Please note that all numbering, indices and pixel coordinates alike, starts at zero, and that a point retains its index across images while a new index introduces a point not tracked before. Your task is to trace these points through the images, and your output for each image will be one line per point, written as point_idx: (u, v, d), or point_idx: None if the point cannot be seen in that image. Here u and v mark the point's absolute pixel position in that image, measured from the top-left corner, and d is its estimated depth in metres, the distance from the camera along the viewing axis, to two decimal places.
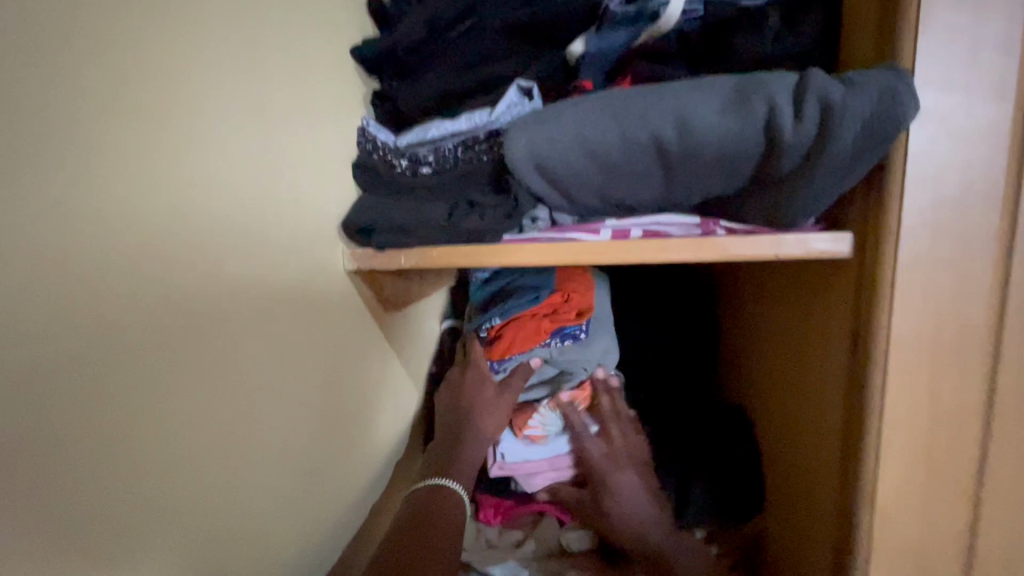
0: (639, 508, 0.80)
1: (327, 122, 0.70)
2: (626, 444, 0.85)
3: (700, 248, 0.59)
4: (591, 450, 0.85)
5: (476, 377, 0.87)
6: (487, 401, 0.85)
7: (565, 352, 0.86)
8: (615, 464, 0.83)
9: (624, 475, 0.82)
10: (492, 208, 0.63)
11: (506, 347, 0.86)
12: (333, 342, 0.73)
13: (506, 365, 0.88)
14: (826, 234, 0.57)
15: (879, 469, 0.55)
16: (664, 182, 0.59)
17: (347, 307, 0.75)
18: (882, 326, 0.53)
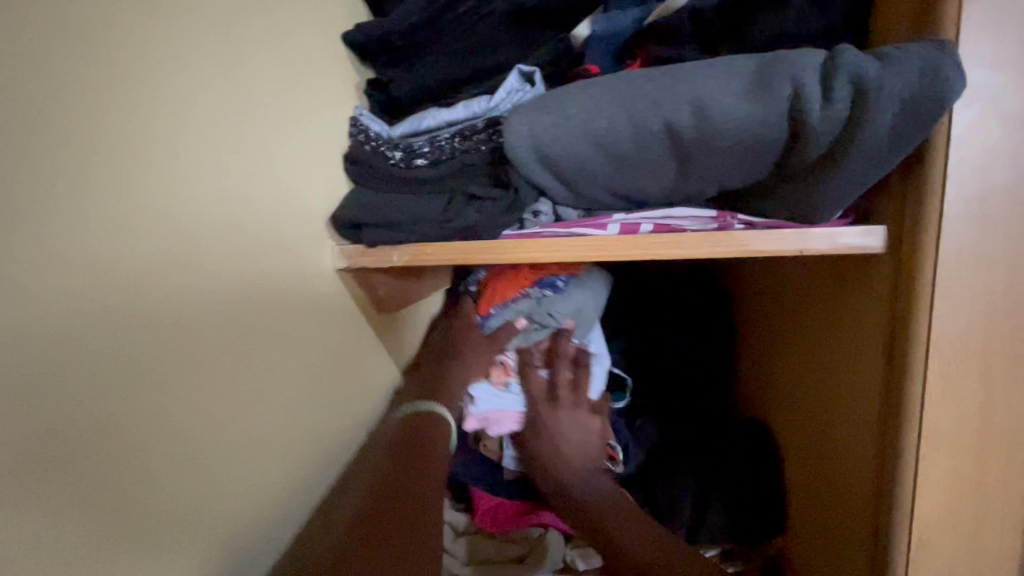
0: (566, 450, 0.79)
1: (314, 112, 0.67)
2: (574, 389, 0.80)
3: (717, 244, 0.54)
4: (537, 388, 0.81)
5: (465, 326, 0.82)
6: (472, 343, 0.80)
7: (545, 302, 0.77)
8: (558, 407, 0.79)
9: (560, 417, 0.79)
10: (490, 201, 0.59)
11: (489, 302, 0.81)
12: (324, 346, 0.69)
13: (494, 318, 0.80)
14: (855, 228, 0.52)
15: (918, 487, 0.50)
16: (677, 173, 0.54)
17: (339, 309, 0.72)
18: (921, 329, 0.48)
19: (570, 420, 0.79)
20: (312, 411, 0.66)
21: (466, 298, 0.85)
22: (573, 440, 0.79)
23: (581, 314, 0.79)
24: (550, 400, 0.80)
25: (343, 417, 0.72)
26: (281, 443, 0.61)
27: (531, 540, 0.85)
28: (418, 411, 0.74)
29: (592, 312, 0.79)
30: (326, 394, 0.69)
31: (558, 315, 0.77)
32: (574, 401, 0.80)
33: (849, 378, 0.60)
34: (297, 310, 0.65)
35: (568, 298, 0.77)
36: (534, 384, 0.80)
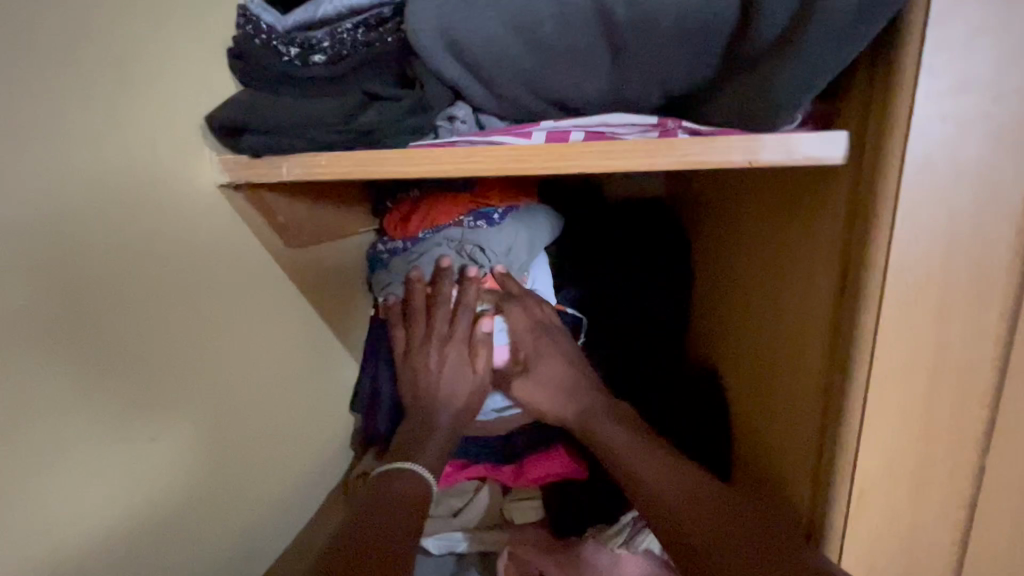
0: (563, 390, 0.73)
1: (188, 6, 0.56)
2: (549, 323, 0.75)
3: (657, 153, 0.46)
4: (483, 363, 0.76)
5: (423, 326, 0.75)
6: (418, 306, 0.75)
7: (475, 241, 0.74)
8: (540, 359, 0.74)
9: (544, 365, 0.74)
10: (395, 104, 0.50)
11: (421, 224, 0.76)
12: (212, 278, 0.64)
13: (423, 264, 0.76)
14: (815, 135, 0.44)
15: (862, 430, 0.46)
16: (615, 67, 0.46)
17: (229, 241, 0.66)
18: (880, 254, 0.42)
19: (552, 361, 0.74)
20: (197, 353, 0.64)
21: (413, 271, 0.75)
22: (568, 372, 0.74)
23: (510, 253, 0.75)
24: (529, 355, 0.74)
25: (237, 360, 0.69)
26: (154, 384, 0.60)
27: (468, 493, 0.83)
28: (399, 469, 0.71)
29: (524, 248, 0.76)
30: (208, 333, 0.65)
31: (487, 253, 0.74)
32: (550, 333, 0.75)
33: (798, 317, 0.54)
34: (179, 242, 0.60)
35: (502, 233, 0.75)
36: (480, 367, 0.75)
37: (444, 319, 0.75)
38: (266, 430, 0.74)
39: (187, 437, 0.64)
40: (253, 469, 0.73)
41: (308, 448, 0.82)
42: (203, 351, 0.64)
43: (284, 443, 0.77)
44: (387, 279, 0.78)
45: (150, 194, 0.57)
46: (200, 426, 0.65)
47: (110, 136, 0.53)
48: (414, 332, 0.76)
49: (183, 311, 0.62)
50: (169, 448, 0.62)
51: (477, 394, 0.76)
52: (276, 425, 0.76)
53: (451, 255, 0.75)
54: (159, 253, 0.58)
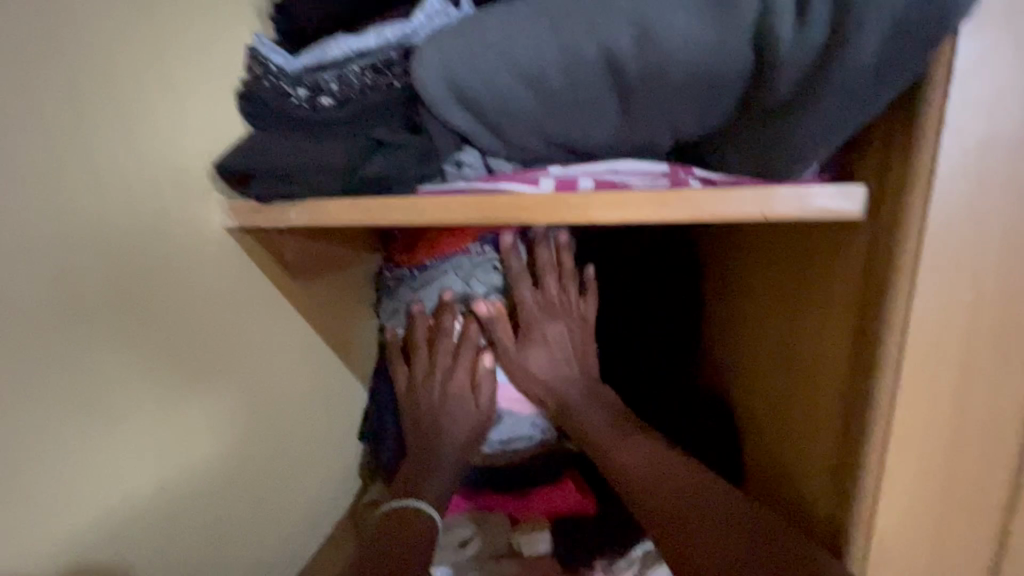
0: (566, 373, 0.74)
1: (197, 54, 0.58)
2: (552, 303, 0.72)
3: (668, 203, 0.45)
4: (487, 395, 0.75)
5: (426, 360, 0.76)
6: (421, 340, 0.76)
7: (479, 272, 0.75)
8: (535, 342, 0.73)
9: (544, 350, 0.73)
10: (401, 150, 0.49)
11: (427, 252, 0.77)
12: (224, 314, 0.65)
13: (425, 298, 0.78)
14: (830, 187, 0.43)
15: (879, 491, 0.44)
16: (623, 117, 0.45)
17: (240, 276, 0.66)
18: (899, 313, 0.41)
19: (548, 347, 0.73)
20: (207, 389, 0.65)
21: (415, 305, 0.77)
22: (563, 360, 0.74)
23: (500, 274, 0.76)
24: (523, 336, 0.73)
25: (247, 392, 0.70)
26: (163, 423, 0.61)
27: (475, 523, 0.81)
28: (402, 505, 0.71)
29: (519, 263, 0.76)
30: (219, 368, 0.66)
31: (476, 280, 0.75)
32: (553, 315, 0.73)
33: (813, 363, 0.53)
34: (189, 282, 0.61)
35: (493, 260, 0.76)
36: (482, 398, 0.75)
37: (446, 351, 0.75)
38: (276, 459, 0.75)
39: (197, 472, 0.65)
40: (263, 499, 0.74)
41: (317, 475, 0.83)
42: (213, 386, 0.65)
43: (294, 472, 0.78)
44: (394, 305, 0.82)
45: (162, 238, 0.58)
46: (209, 460, 0.66)
47: (124, 185, 0.54)
48: (417, 368, 0.77)
49: (193, 349, 0.62)
50: (180, 482, 0.63)
51: (476, 427, 0.75)
52: (287, 454, 0.77)
53: (453, 288, 0.76)
54: (170, 294, 0.59)
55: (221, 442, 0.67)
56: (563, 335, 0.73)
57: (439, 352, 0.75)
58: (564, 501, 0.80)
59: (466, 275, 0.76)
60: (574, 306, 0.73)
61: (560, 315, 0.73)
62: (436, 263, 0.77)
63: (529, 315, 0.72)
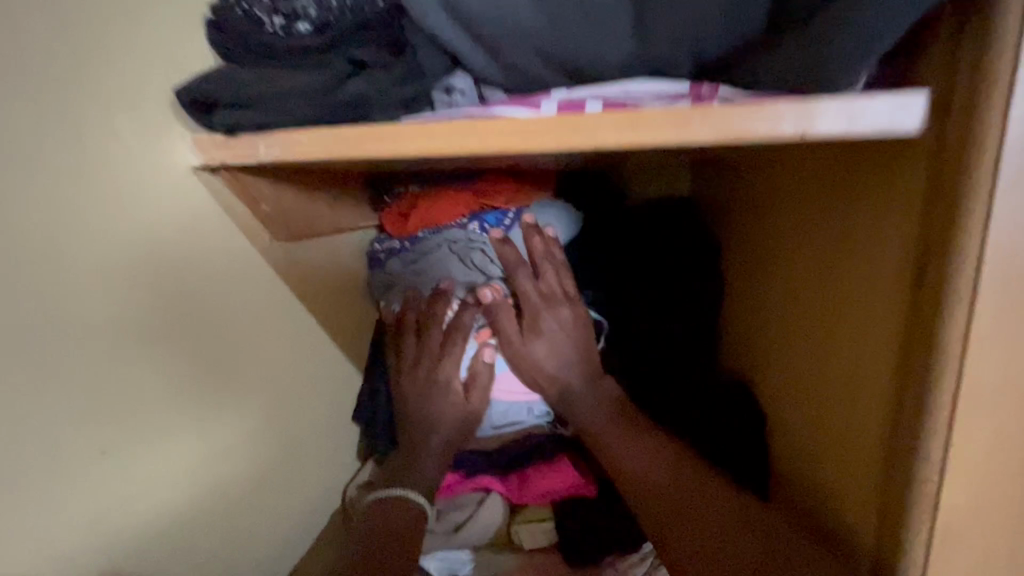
0: (569, 361, 0.67)
1: None
2: (551, 292, 0.67)
3: (690, 122, 0.38)
4: (479, 392, 0.70)
5: (415, 345, 0.71)
6: (409, 326, 0.72)
7: (475, 255, 0.70)
8: (538, 335, 0.67)
9: (546, 340, 0.67)
10: (385, 74, 0.44)
11: (418, 221, 0.71)
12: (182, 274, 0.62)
13: (419, 282, 0.72)
14: (886, 99, 0.36)
15: (949, 452, 0.37)
16: (636, 22, 0.39)
17: (197, 236, 0.62)
18: (972, 238, 0.34)
19: (550, 340, 0.67)
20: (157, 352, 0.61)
21: (409, 290, 0.72)
22: (568, 351, 0.67)
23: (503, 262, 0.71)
24: (525, 330, 0.67)
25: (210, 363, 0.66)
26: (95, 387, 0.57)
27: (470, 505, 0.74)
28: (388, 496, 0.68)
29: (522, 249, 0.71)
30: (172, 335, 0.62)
31: (474, 268, 0.70)
32: (554, 305, 0.67)
33: (858, 320, 0.46)
34: (133, 235, 0.58)
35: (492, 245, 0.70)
36: (475, 395, 0.70)
37: (437, 340, 0.70)
38: (248, 438, 0.71)
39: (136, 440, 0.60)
40: (226, 476, 0.69)
41: (300, 460, 0.77)
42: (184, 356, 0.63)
43: (270, 452, 0.73)
44: (385, 280, 0.74)
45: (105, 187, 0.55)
46: (153, 431, 0.62)
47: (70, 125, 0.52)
48: (406, 357, 0.72)
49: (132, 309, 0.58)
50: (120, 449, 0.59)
51: (465, 421, 0.71)
52: (259, 434, 0.72)
53: (449, 275, 0.71)
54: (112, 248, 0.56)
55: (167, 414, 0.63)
56: (564, 323, 0.67)
57: (432, 344, 0.70)
58: (560, 487, 0.71)
59: (462, 261, 0.71)
60: (573, 294, 0.68)
61: (560, 302, 0.67)
62: (429, 234, 0.71)
63: (528, 306, 0.67)
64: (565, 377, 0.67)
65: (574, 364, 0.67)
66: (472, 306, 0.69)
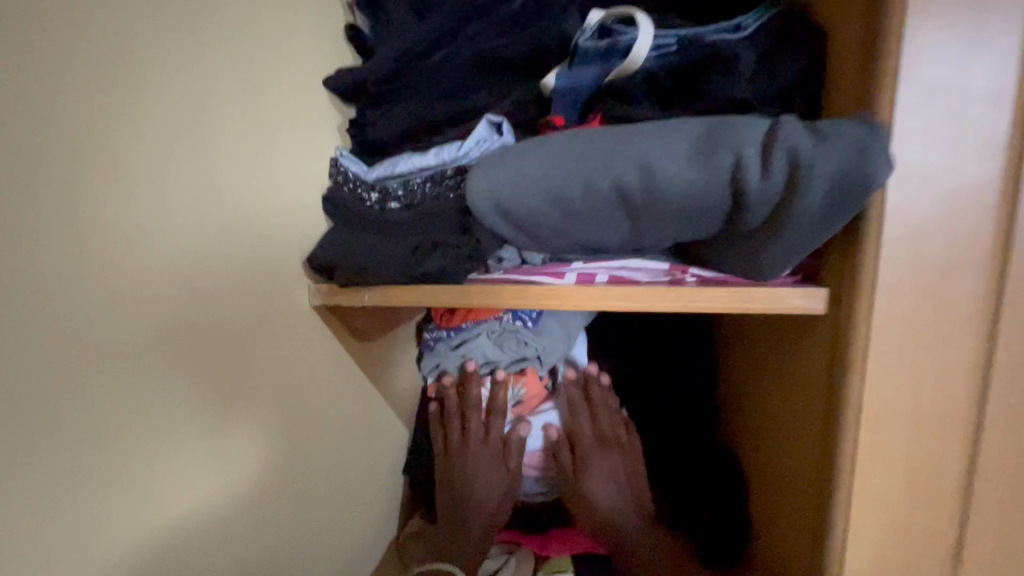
0: (618, 492, 0.84)
1: (301, 148, 0.72)
2: (606, 435, 0.85)
3: (666, 300, 0.57)
4: (514, 464, 0.87)
5: (460, 432, 0.88)
6: (458, 405, 0.88)
7: (508, 341, 0.84)
8: (588, 468, 0.84)
9: (602, 472, 0.84)
10: (454, 248, 0.62)
11: (462, 318, 0.86)
12: (142, 282, 0.55)
13: (455, 361, 0.88)
14: (800, 289, 0.53)
15: (848, 535, 0.51)
16: (630, 226, 0.56)
17: (210, 280, 0.61)
18: (854, 391, 0.50)
19: (602, 474, 0.84)
20: (184, 372, 0.59)
21: (445, 372, 0.88)
22: (618, 482, 0.84)
23: (542, 345, 0.85)
24: (582, 464, 0.85)
25: (214, 396, 0.63)
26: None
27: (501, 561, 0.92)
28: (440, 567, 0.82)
29: (558, 339, 0.86)
30: (195, 365, 0.60)
31: (510, 349, 0.84)
32: (608, 450, 0.85)
33: (794, 427, 0.62)
34: (89, 222, 0.51)
35: (536, 334, 0.85)
36: (512, 466, 0.86)
37: (478, 419, 0.86)
38: (262, 477, 0.69)
39: (94, 455, 0.52)
40: (167, 516, 0.58)
41: (331, 522, 0.82)
42: (234, 421, 0.65)
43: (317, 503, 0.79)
44: (430, 362, 0.90)
45: (90, 164, 0.51)
46: (88, 434, 0.51)
47: (88, 103, 0.51)
48: (453, 429, 0.88)
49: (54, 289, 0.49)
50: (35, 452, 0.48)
51: (504, 492, 0.86)
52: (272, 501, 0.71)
53: (482, 356, 0.86)
54: (51, 219, 0.48)
55: (156, 431, 0.57)
56: (620, 466, 0.85)
57: (477, 421, 0.86)
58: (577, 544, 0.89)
59: (501, 345, 0.85)
60: (628, 437, 0.86)
61: (614, 448, 0.85)
62: (469, 326, 0.86)
63: (585, 443, 0.85)
64: (613, 504, 0.84)
65: (621, 495, 0.84)
66: (500, 383, 0.85)
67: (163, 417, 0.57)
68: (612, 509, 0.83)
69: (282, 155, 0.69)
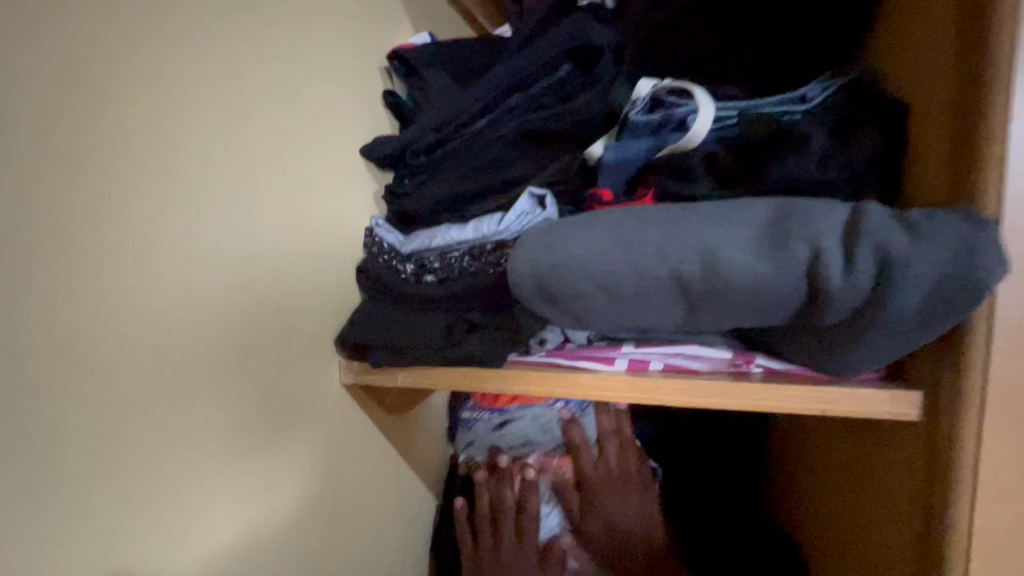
0: (631, 525, 0.81)
1: (344, 215, 0.70)
2: (611, 471, 0.82)
3: (727, 395, 0.52)
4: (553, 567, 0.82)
5: (491, 536, 0.82)
6: (485, 507, 0.83)
7: (551, 428, 0.89)
8: (594, 509, 0.82)
9: (609, 507, 0.81)
10: (494, 330, 0.58)
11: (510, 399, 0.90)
12: (177, 322, 0.50)
13: (495, 438, 0.91)
14: (885, 390, 0.47)
15: None
16: (688, 314, 0.51)
17: (246, 340, 0.57)
18: (960, 518, 0.42)
19: (608, 513, 0.81)
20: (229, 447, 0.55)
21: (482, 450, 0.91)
22: (622, 523, 0.81)
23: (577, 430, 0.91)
24: (585, 503, 0.83)
25: (243, 463, 0.56)
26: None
27: None
28: None
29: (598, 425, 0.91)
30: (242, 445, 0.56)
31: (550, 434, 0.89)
32: (614, 488, 0.82)
33: (880, 544, 0.54)
34: (128, 257, 0.46)
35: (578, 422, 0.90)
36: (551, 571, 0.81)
37: (510, 525, 0.82)
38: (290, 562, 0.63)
39: (127, 533, 0.46)
40: None
41: None
42: (272, 499, 0.60)
43: None
44: (469, 438, 0.93)
45: (135, 195, 0.47)
46: (115, 490, 0.45)
47: (141, 132, 0.47)
48: (483, 535, 0.83)
49: (94, 329, 0.44)
50: (60, 514, 0.41)
51: None
52: None
53: (525, 436, 0.89)
54: (89, 250, 0.43)
55: (195, 506, 0.51)
56: (628, 500, 0.82)
57: (506, 526, 0.82)
58: None
59: (540, 428, 0.89)
60: (634, 474, 0.82)
61: (618, 484, 0.82)
62: (513, 408, 0.90)
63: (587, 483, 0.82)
64: (617, 542, 0.82)
65: (627, 535, 0.81)
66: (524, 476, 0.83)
67: (193, 475, 0.51)
68: (621, 543, 0.81)
69: (321, 215, 0.66)
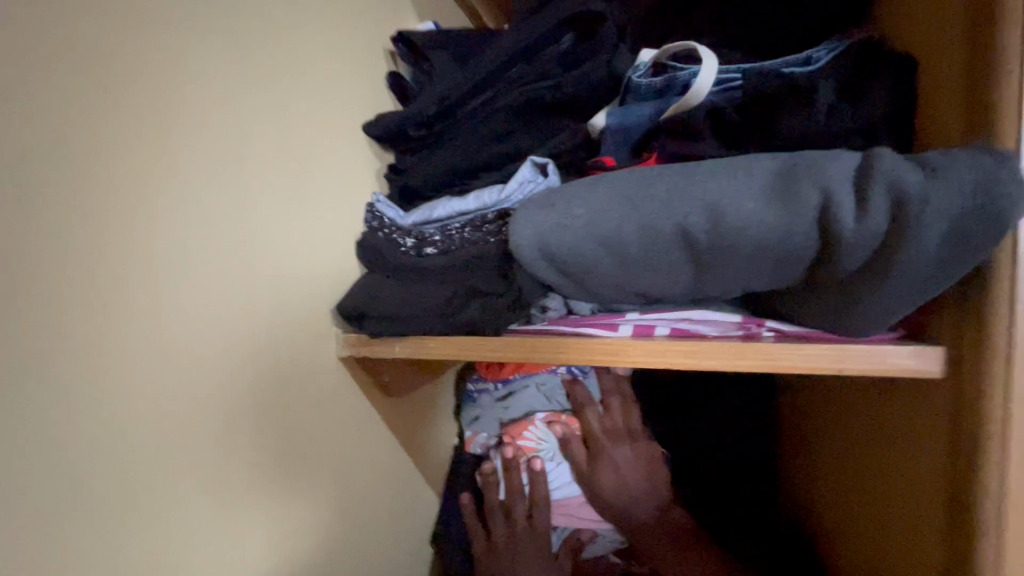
0: (637, 477, 0.82)
1: (342, 190, 0.70)
2: (615, 426, 0.84)
3: (739, 357, 0.50)
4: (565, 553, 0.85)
5: (502, 524, 0.85)
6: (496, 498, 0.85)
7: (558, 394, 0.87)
8: (601, 463, 0.82)
9: (614, 460, 0.82)
10: (495, 299, 0.56)
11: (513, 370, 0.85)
12: (155, 287, 0.51)
13: (501, 412, 0.86)
14: (905, 346, 0.44)
15: None
16: (695, 273, 0.49)
17: (232, 305, 0.57)
18: (992, 476, 0.39)
19: (615, 466, 0.82)
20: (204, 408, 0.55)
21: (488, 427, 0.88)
22: (630, 478, 0.82)
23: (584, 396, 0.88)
24: (593, 458, 0.83)
25: (226, 426, 0.57)
26: None
27: None
28: None
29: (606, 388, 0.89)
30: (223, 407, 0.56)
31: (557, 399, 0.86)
32: (618, 440, 0.83)
33: (901, 514, 0.51)
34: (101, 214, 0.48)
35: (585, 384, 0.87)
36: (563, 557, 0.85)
37: (522, 514, 0.84)
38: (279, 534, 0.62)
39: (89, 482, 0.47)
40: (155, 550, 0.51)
41: None
42: (257, 466, 0.60)
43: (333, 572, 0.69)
44: (475, 412, 0.89)
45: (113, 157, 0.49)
46: (77, 438, 0.46)
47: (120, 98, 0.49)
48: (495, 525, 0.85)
49: (68, 275, 0.46)
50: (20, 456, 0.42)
51: None
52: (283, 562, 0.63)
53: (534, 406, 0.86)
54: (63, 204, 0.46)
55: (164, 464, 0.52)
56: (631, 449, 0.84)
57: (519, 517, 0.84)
58: None
59: (547, 394, 0.86)
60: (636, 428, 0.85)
61: (622, 438, 0.84)
62: (518, 380, 0.86)
63: (594, 439, 0.83)
64: (624, 497, 0.81)
65: (632, 488, 0.81)
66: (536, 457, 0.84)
67: (164, 434, 0.51)
68: (627, 497, 0.81)
69: (318, 189, 0.66)
